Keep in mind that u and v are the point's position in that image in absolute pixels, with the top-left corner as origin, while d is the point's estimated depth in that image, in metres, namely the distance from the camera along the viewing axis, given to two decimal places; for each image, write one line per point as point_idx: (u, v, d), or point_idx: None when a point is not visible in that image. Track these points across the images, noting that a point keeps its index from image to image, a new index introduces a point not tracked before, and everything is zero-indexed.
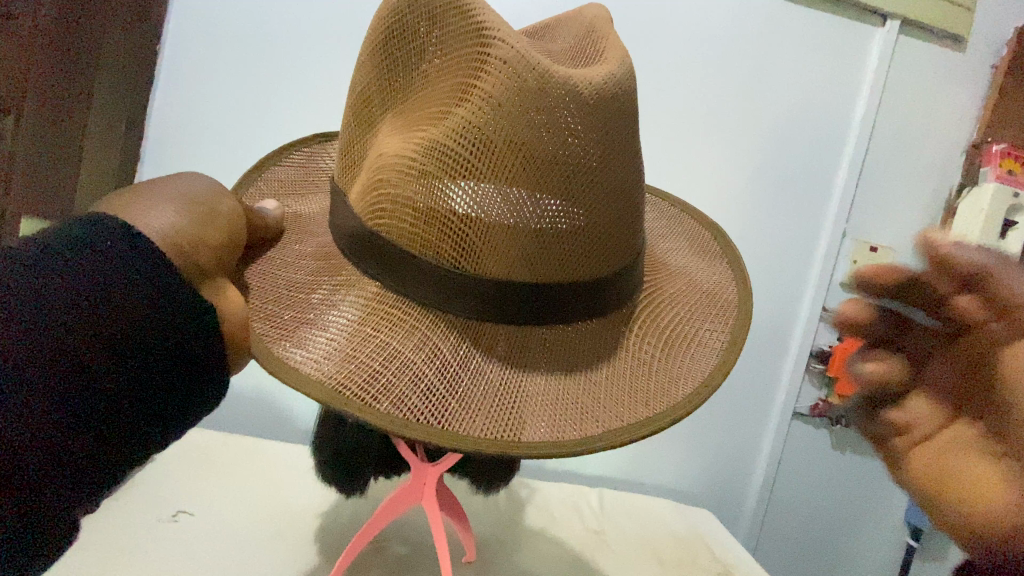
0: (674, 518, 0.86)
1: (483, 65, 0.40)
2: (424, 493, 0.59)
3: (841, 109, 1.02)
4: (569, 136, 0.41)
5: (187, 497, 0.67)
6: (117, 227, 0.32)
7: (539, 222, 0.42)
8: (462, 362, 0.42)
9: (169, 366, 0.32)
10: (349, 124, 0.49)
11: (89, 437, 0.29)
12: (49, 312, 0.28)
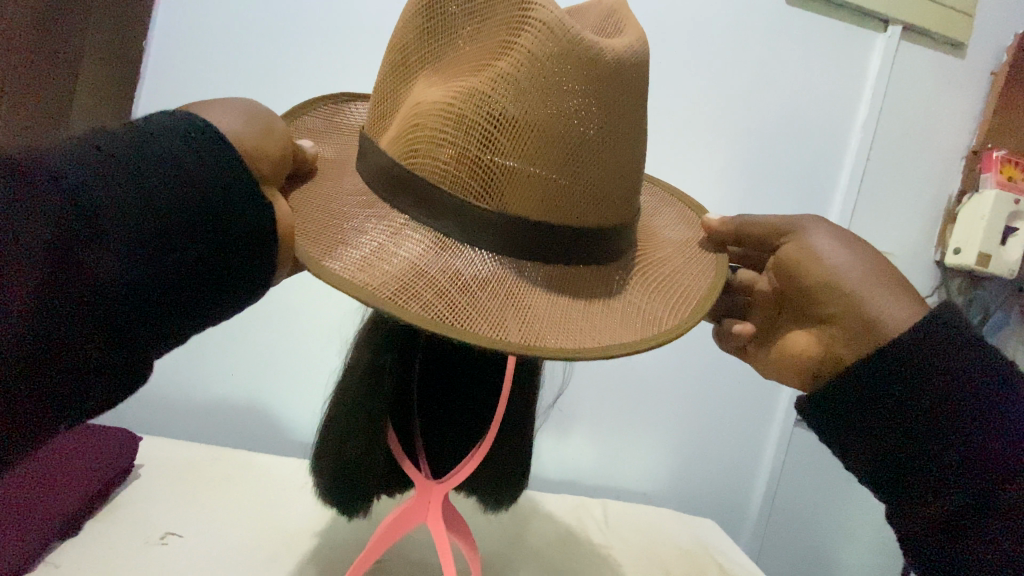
0: (679, 531, 0.85)
1: (525, 20, 0.42)
2: (430, 512, 0.56)
3: (844, 115, 1.01)
4: (604, 89, 0.43)
5: (176, 518, 0.64)
6: (194, 121, 0.35)
7: (562, 170, 0.42)
8: (492, 278, 0.42)
9: (229, 241, 0.35)
10: (383, 79, 0.48)
11: (156, 291, 0.32)
12: (138, 174, 0.32)
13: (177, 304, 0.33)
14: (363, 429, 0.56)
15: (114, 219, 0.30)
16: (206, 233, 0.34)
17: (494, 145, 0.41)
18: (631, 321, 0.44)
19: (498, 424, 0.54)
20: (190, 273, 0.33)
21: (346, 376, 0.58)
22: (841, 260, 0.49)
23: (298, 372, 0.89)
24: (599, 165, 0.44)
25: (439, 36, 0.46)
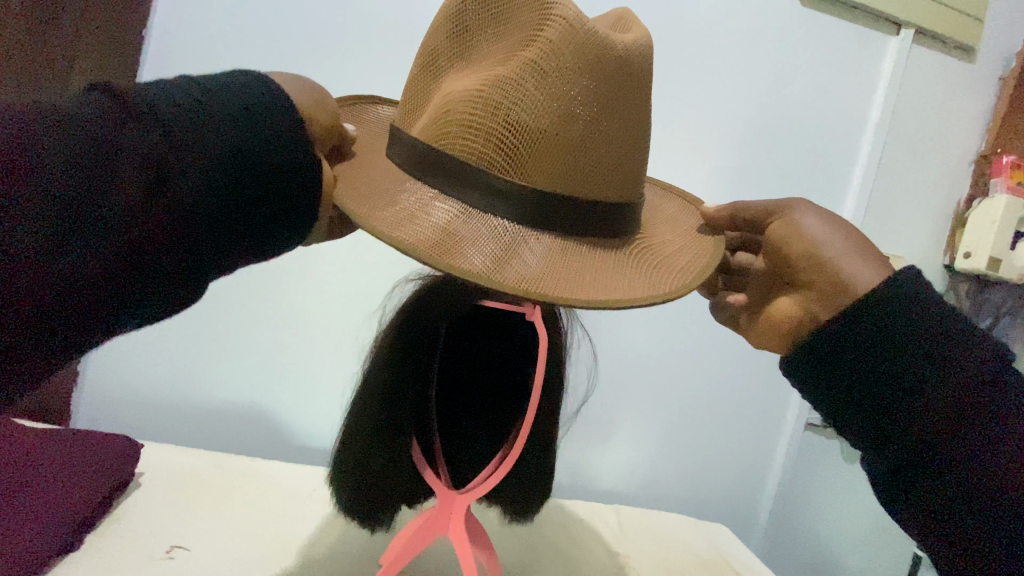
0: (694, 537, 0.83)
1: (550, 5, 0.41)
2: (451, 525, 0.54)
3: (855, 118, 1.01)
4: (626, 71, 0.42)
5: (181, 531, 0.61)
6: (249, 80, 0.40)
7: (584, 143, 0.41)
8: (514, 234, 0.41)
9: (275, 179, 0.39)
10: (410, 75, 0.47)
11: (217, 217, 0.36)
12: (202, 115, 0.36)
13: (232, 229, 0.37)
14: (384, 437, 0.55)
15: (173, 136, 0.35)
16: (250, 166, 0.37)
17: (517, 116, 0.39)
18: (652, 286, 0.42)
19: (524, 431, 0.52)
20: (244, 201, 0.38)
21: (367, 384, 0.57)
22: (824, 229, 0.46)
23: (302, 374, 0.87)
24: (619, 142, 0.43)
25: (462, 24, 0.45)
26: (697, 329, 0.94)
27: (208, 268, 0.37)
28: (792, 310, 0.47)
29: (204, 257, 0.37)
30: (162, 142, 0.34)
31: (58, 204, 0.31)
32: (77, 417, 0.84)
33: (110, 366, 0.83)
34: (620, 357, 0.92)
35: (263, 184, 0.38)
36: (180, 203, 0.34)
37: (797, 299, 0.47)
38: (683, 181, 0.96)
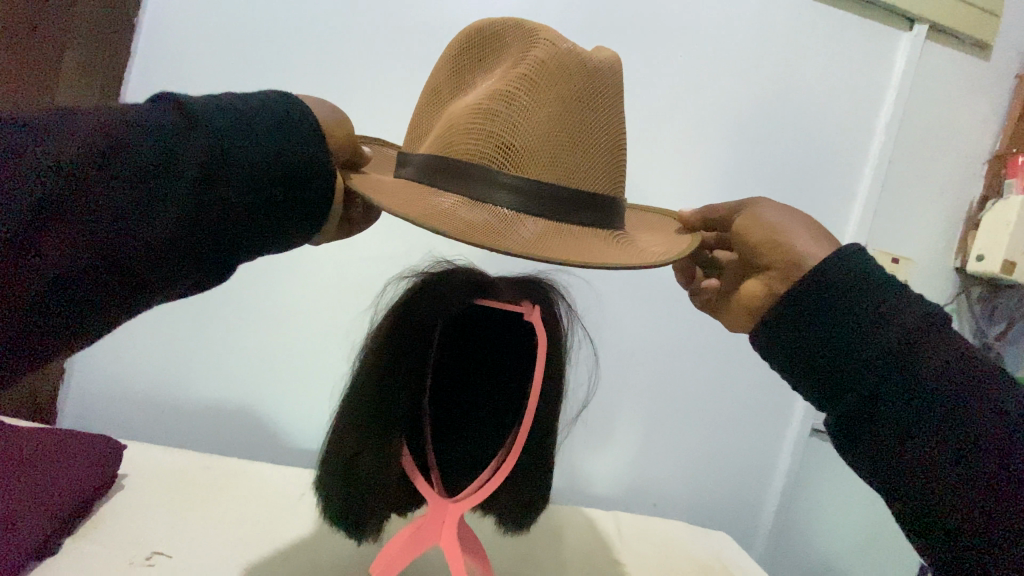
0: (695, 544, 0.81)
1: (531, 30, 0.45)
2: (443, 534, 0.52)
3: (865, 116, 0.98)
4: (604, 81, 0.46)
5: (163, 535, 0.58)
6: (283, 96, 0.40)
7: (577, 142, 0.43)
8: (510, 210, 0.41)
9: (307, 178, 0.39)
10: (418, 114, 0.51)
11: (252, 208, 0.37)
12: (243, 118, 0.37)
13: (263, 221, 0.38)
14: (374, 445, 0.53)
15: (211, 150, 0.34)
16: (278, 176, 0.37)
17: (513, 118, 0.42)
18: (642, 255, 0.42)
19: (522, 437, 0.51)
20: (275, 197, 0.38)
21: (355, 388, 0.54)
22: (785, 211, 0.47)
23: (293, 374, 0.85)
24: (608, 144, 0.45)
25: (459, 62, 0.49)
26: (700, 332, 0.91)
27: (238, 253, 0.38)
28: (760, 291, 0.46)
29: (239, 242, 0.37)
30: (203, 156, 0.34)
31: (107, 225, 0.32)
32: (61, 416, 0.82)
33: (97, 364, 0.81)
34: (620, 359, 0.90)
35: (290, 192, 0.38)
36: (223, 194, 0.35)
37: (767, 278, 0.45)
38: (688, 179, 0.93)
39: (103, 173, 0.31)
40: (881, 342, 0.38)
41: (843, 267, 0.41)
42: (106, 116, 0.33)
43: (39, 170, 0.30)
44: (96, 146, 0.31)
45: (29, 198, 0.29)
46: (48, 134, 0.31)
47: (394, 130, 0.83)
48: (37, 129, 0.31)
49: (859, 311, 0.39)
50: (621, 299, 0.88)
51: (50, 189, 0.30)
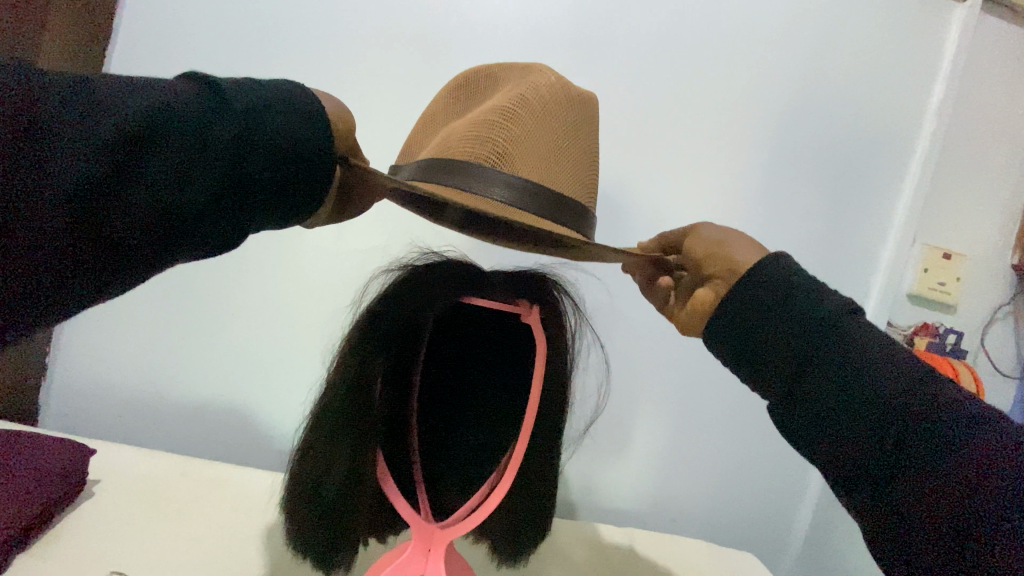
0: (714, 564, 0.72)
1: (521, 68, 0.50)
2: (429, 565, 0.46)
3: (915, 96, 0.87)
4: (586, 113, 0.50)
5: (125, 555, 0.53)
6: (297, 83, 0.39)
7: (563, 157, 0.47)
8: (501, 200, 0.42)
9: (308, 164, 0.37)
10: (413, 140, 0.53)
11: (244, 188, 0.34)
12: (252, 100, 0.35)
13: (253, 202, 0.35)
14: (348, 460, 0.49)
15: (233, 139, 0.33)
16: (292, 165, 0.36)
17: (510, 128, 0.45)
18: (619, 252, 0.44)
19: (519, 456, 0.45)
20: (271, 180, 0.36)
21: (325, 400, 0.50)
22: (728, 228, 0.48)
23: (283, 375, 0.79)
24: (588, 165, 0.50)
25: (455, 92, 0.52)
26: None
27: (225, 234, 0.35)
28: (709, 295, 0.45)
29: (227, 221, 0.35)
30: (227, 146, 0.33)
31: (137, 216, 0.31)
32: (46, 416, 0.78)
33: (79, 362, 0.77)
34: (635, 363, 0.82)
35: (304, 182, 0.37)
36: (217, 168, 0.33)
37: (714, 284, 0.45)
38: (714, 169, 0.83)
39: (134, 160, 0.31)
40: (828, 353, 0.37)
41: (781, 266, 0.42)
42: (131, 94, 0.31)
43: (71, 156, 0.29)
44: (126, 132, 0.30)
45: (60, 185, 0.28)
46: (74, 112, 0.29)
47: (392, 116, 0.78)
48: (62, 106, 0.29)
49: (799, 321, 0.39)
50: (636, 299, 0.81)
51: (84, 176, 0.29)
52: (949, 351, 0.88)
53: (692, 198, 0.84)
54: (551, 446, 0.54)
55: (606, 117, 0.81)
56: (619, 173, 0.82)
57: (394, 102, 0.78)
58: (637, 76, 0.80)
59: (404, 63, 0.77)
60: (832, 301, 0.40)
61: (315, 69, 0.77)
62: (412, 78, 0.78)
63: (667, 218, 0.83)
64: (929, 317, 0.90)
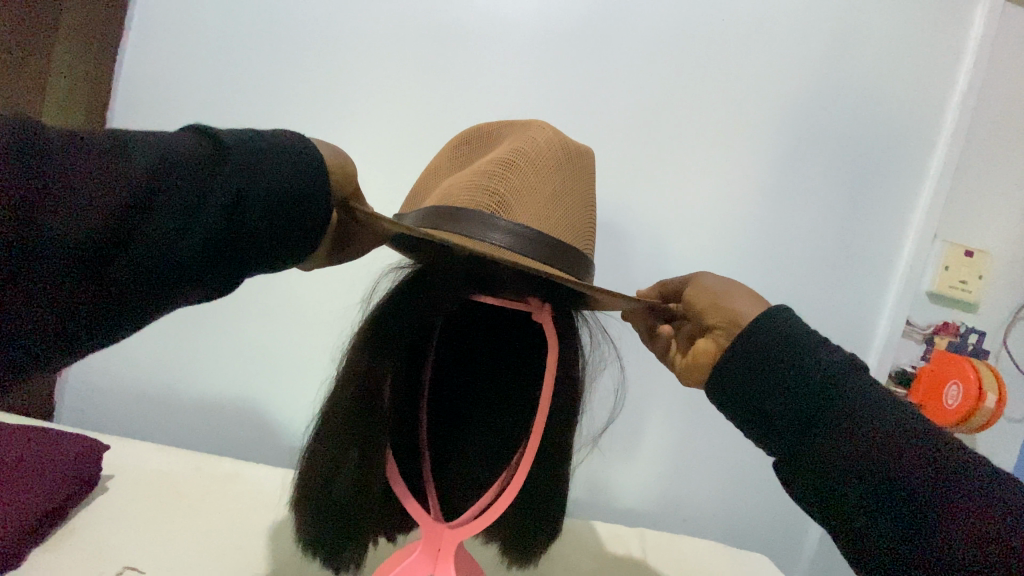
0: (728, 565, 0.71)
1: (523, 124, 0.51)
2: (437, 563, 0.45)
3: (936, 88, 0.84)
4: (586, 167, 0.51)
5: (138, 549, 0.54)
6: (295, 134, 0.39)
7: (561, 207, 0.47)
8: (500, 244, 0.42)
9: (301, 216, 0.37)
10: (416, 193, 0.53)
11: (240, 242, 0.35)
12: (249, 154, 0.35)
13: (248, 254, 0.36)
14: (356, 461, 0.49)
15: (230, 193, 0.33)
16: (288, 215, 0.36)
17: (509, 178, 0.45)
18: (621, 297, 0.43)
19: (530, 458, 0.44)
20: (267, 232, 0.36)
21: (333, 401, 0.50)
22: (726, 278, 0.51)
23: (294, 372, 0.79)
24: (586, 216, 0.49)
25: (457, 149, 0.52)
26: None
27: (217, 284, 0.35)
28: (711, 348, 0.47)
29: (220, 272, 0.35)
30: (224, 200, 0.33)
31: (136, 269, 0.31)
32: (61, 411, 0.79)
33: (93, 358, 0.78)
34: (646, 363, 0.81)
35: (299, 230, 0.37)
36: (213, 224, 0.33)
37: (717, 337, 0.48)
38: (728, 163, 0.82)
39: (134, 217, 0.30)
40: (825, 390, 0.40)
41: (784, 322, 0.44)
42: (131, 149, 0.31)
43: (73, 217, 0.28)
44: (126, 190, 0.30)
45: (63, 245, 0.28)
46: (76, 171, 0.29)
47: (401, 112, 0.78)
48: (64, 165, 0.29)
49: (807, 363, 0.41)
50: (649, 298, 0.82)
51: (86, 236, 0.29)
52: (970, 351, 0.87)
53: (704, 194, 0.82)
54: (561, 446, 0.54)
55: (617, 112, 0.79)
56: (630, 170, 0.81)
57: (402, 99, 0.78)
58: (648, 71, 0.79)
59: (413, 60, 0.77)
60: (837, 357, 0.41)
61: (323, 66, 0.77)
62: (419, 75, 0.77)
63: (678, 215, 0.82)
64: (949, 316, 0.87)
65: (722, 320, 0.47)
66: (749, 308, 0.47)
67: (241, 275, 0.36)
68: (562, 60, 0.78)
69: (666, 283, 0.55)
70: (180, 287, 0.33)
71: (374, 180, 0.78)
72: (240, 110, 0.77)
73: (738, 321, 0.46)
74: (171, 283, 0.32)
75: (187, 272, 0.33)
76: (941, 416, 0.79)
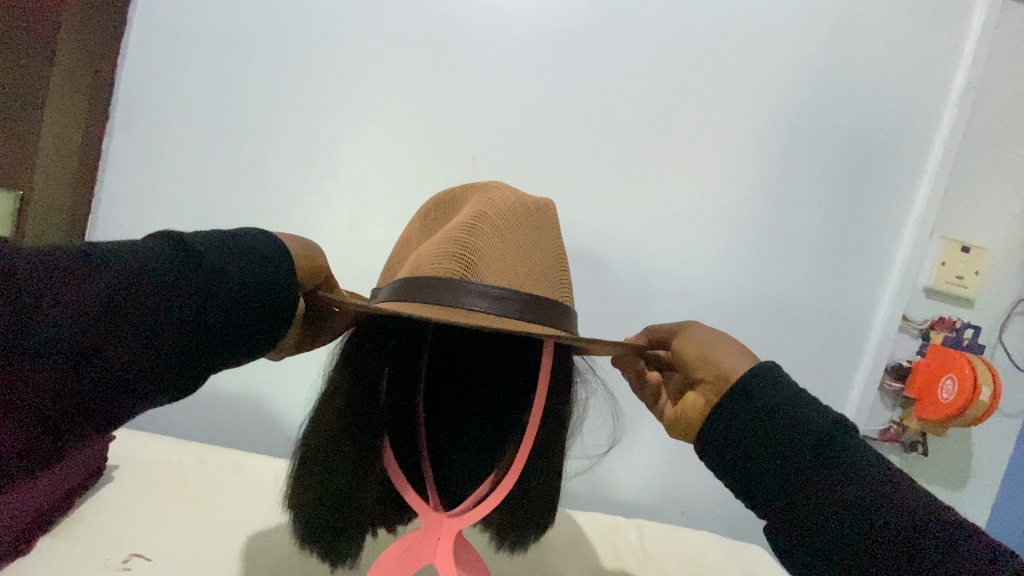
0: (723, 556, 0.72)
1: (484, 188, 0.52)
2: (437, 550, 0.46)
3: (935, 85, 0.84)
4: (548, 220, 0.52)
5: (145, 538, 0.55)
6: (258, 233, 0.42)
7: (528, 263, 0.47)
8: (476, 307, 0.43)
9: (269, 308, 0.39)
10: (394, 263, 0.55)
11: (213, 339, 0.36)
12: (219, 254, 0.37)
13: (218, 350, 0.37)
14: (352, 454, 0.50)
15: (198, 294, 0.35)
16: (256, 309, 0.38)
17: (473, 241, 0.46)
18: (602, 343, 0.45)
19: (527, 448, 0.46)
20: (238, 327, 0.37)
21: (329, 397, 0.52)
22: (716, 332, 0.51)
23: (294, 366, 0.81)
24: (557, 267, 0.50)
25: (426, 219, 0.54)
26: (731, 328, 0.85)
27: (190, 380, 0.36)
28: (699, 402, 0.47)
29: (193, 368, 0.36)
30: (191, 302, 0.34)
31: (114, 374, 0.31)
32: None
33: None
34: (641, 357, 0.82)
35: (266, 324, 0.39)
36: (189, 325, 0.34)
37: (704, 389, 0.47)
38: (727, 158, 0.82)
39: (110, 322, 0.31)
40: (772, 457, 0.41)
41: (754, 373, 0.45)
42: (109, 258, 0.32)
43: (45, 332, 0.29)
44: (99, 300, 0.31)
45: (36, 361, 0.28)
46: (50, 284, 0.29)
47: (402, 108, 0.79)
48: (49, 277, 0.29)
49: (770, 418, 0.42)
50: (646, 295, 0.83)
51: (60, 349, 0.29)
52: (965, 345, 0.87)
53: (703, 189, 0.82)
54: (557, 438, 0.55)
55: (615, 106, 0.80)
56: (629, 164, 0.81)
57: (403, 94, 0.79)
58: (647, 65, 0.80)
59: (414, 58, 0.78)
60: (805, 412, 0.41)
61: (324, 62, 0.78)
62: (420, 71, 0.78)
63: (678, 210, 0.82)
64: (945, 312, 0.88)
65: (712, 374, 0.47)
66: (740, 363, 0.46)
67: (212, 370, 0.37)
68: (561, 55, 0.79)
69: (655, 331, 0.55)
70: (156, 388, 0.34)
71: (374, 177, 0.80)
72: (243, 104, 0.78)
73: (727, 376, 0.46)
74: (150, 384, 0.33)
75: (164, 372, 0.34)
76: (935, 409, 0.81)
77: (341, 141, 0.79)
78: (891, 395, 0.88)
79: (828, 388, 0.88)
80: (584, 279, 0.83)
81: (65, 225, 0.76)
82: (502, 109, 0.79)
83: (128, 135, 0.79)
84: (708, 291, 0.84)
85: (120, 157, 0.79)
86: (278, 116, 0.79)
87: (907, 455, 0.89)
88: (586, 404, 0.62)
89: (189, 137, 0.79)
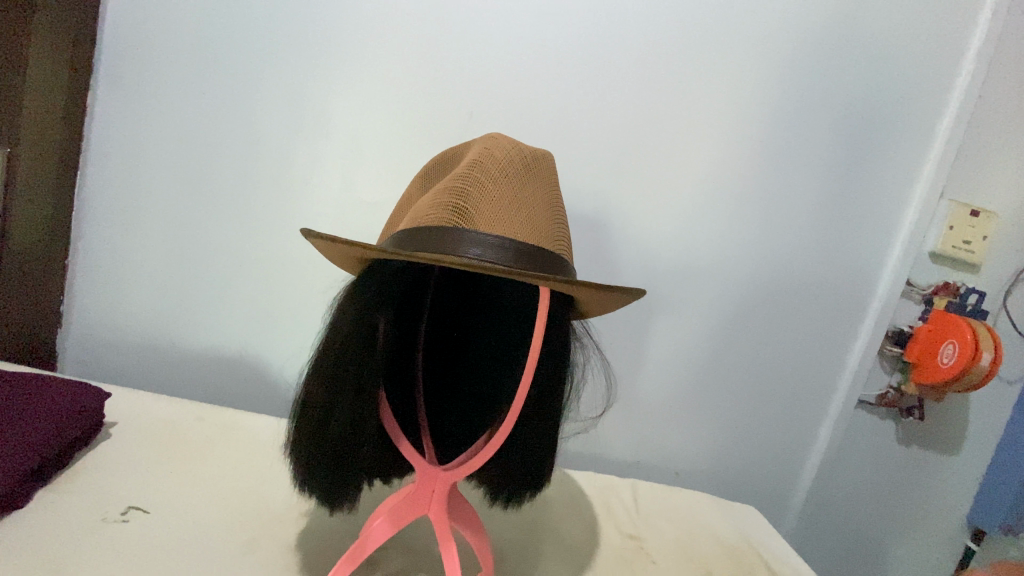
0: (716, 515, 0.74)
1: (483, 139, 0.51)
2: (433, 502, 0.48)
3: (954, 40, 0.81)
4: (547, 172, 0.50)
5: (142, 492, 0.55)
6: None
7: (525, 214, 0.46)
8: (474, 254, 0.42)
9: None
10: (393, 219, 0.54)
11: None
12: None
13: None
14: (346, 408, 0.50)
15: None
16: None
17: (468, 191, 0.45)
18: (597, 288, 0.44)
19: (522, 401, 0.46)
20: None
21: (323, 347, 0.51)
22: None
23: (294, 326, 0.82)
24: (555, 220, 0.49)
25: (424, 174, 0.53)
26: (729, 293, 0.84)
27: None
28: None
29: None
30: None
31: None
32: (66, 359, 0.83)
33: (95, 296, 0.82)
34: (635, 322, 0.84)
35: None
36: None
37: None
38: (732, 120, 0.80)
39: None
40: None
41: None
42: None
43: None
44: None
45: None
46: None
47: (397, 63, 0.76)
48: None
49: None
50: (646, 259, 0.82)
51: None
52: (969, 311, 0.85)
53: (708, 150, 0.80)
54: (553, 397, 0.54)
55: (618, 61, 0.77)
56: (631, 123, 0.79)
57: (396, 48, 0.76)
58: (652, 15, 0.76)
59: (407, 11, 0.75)
60: None
61: (313, 13, 0.74)
62: (413, 22, 0.75)
63: (680, 170, 0.80)
64: (950, 276, 0.87)
65: None
66: None
67: None
68: (561, 8, 0.75)
69: None
70: None
71: (367, 136, 0.78)
72: (230, 60, 0.75)
73: None
74: None
75: None
76: (935, 373, 0.81)
77: (332, 99, 0.77)
78: (890, 361, 0.88)
79: (827, 354, 0.88)
80: (584, 242, 0.82)
81: (53, 180, 0.75)
82: (499, 63, 0.76)
83: (113, 90, 0.76)
84: (709, 254, 0.83)
85: (106, 114, 0.76)
86: (267, 72, 0.76)
87: (901, 419, 0.90)
88: (583, 369, 0.62)
89: (176, 94, 0.76)
